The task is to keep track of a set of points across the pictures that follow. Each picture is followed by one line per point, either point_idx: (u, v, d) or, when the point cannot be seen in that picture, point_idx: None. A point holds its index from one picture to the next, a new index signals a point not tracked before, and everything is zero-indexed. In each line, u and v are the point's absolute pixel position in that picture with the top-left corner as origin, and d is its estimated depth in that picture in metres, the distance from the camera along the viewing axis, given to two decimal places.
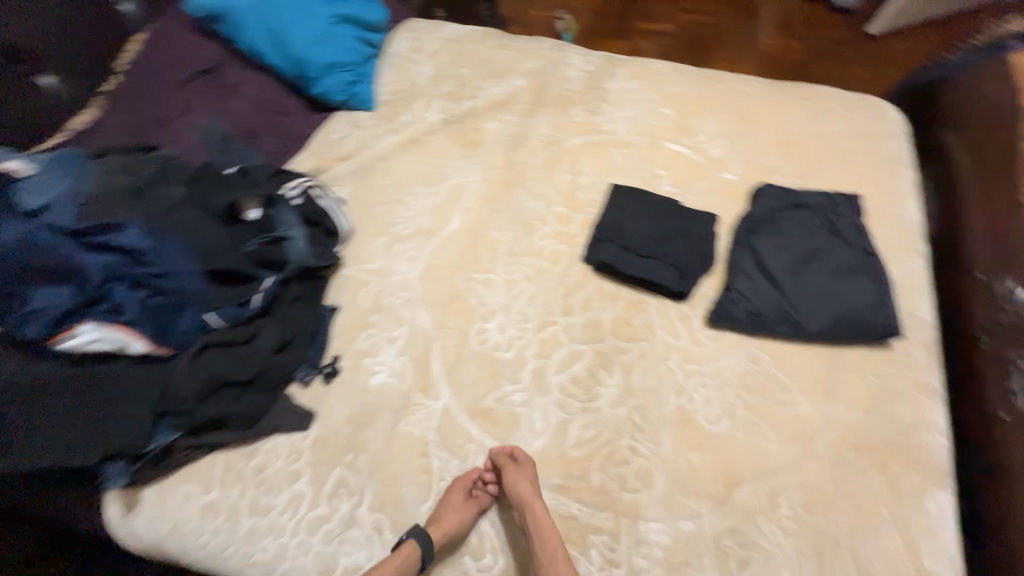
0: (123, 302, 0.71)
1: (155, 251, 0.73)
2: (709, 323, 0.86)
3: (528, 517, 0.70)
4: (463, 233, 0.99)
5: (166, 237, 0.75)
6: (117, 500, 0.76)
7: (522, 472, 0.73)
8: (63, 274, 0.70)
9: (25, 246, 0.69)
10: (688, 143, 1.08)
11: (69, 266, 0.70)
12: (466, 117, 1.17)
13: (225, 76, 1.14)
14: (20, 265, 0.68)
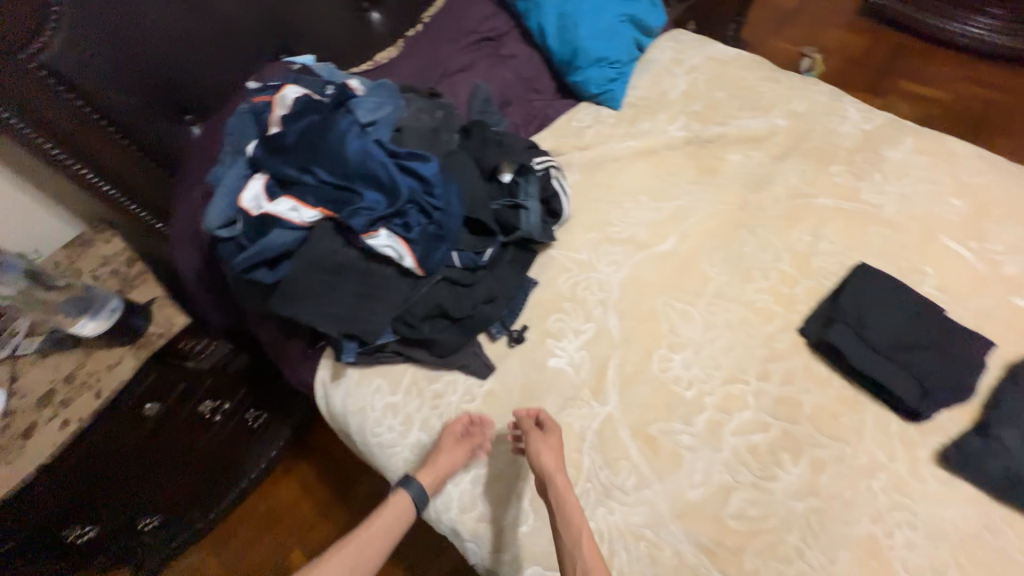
0: (413, 222, 0.79)
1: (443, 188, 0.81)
2: (941, 461, 0.73)
3: (552, 493, 0.71)
4: (674, 256, 0.97)
5: (450, 180, 0.85)
6: (328, 366, 0.92)
7: (547, 443, 0.74)
8: (378, 182, 0.78)
9: (359, 152, 0.79)
10: (973, 247, 0.91)
11: (386, 177, 0.78)
12: (709, 141, 1.12)
13: (504, 47, 1.26)
14: (352, 166, 0.78)
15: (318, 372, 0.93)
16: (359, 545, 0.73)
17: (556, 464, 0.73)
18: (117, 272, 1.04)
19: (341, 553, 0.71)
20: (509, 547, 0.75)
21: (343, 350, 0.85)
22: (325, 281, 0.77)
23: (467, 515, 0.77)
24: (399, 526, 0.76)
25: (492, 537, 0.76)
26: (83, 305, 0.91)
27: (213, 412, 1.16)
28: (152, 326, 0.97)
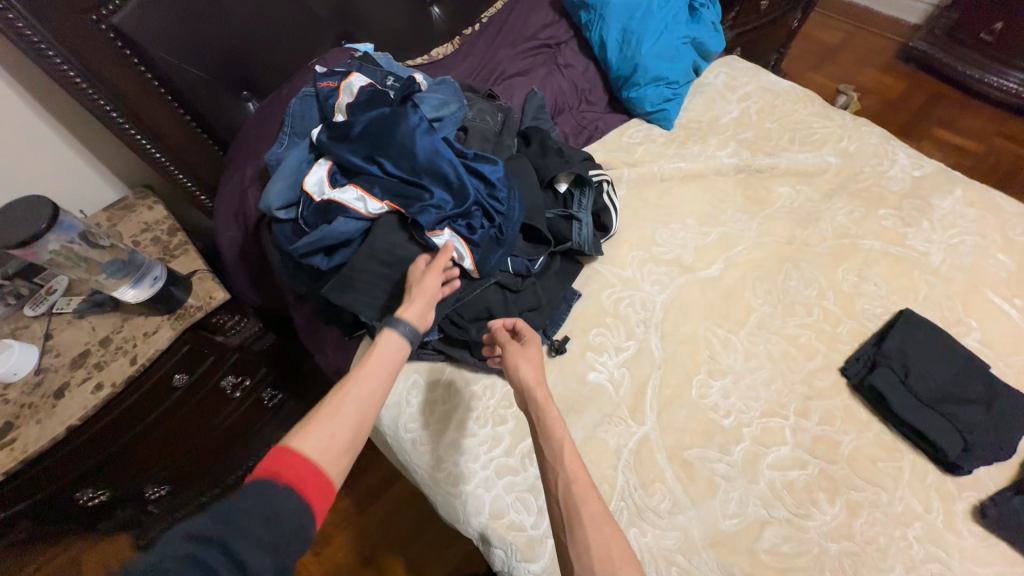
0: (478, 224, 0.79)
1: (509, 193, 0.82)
2: (977, 517, 0.73)
3: (529, 399, 0.64)
4: (718, 282, 0.97)
5: (513, 186, 0.84)
6: (364, 357, 0.93)
7: (526, 355, 0.69)
8: (449, 180, 0.77)
9: (432, 147, 0.78)
10: (1018, 306, 0.91)
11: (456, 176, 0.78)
12: (759, 170, 1.12)
13: (561, 55, 1.27)
14: (423, 160, 0.77)
15: (354, 362, 0.94)
16: (367, 378, 0.57)
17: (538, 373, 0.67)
18: (158, 239, 1.02)
19: (346, 398, 0.55)
20: (539, 557, 0.74)
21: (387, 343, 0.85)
22: (382, 273, 0.77)
23: (497, 521, 0.76)
24: (398, 363, 0.61)
25: (522, 548, 0.75)
26: (128, 269, 0.88)
27: (234, 388, 1.13)
28: (190, 299, 0.96)
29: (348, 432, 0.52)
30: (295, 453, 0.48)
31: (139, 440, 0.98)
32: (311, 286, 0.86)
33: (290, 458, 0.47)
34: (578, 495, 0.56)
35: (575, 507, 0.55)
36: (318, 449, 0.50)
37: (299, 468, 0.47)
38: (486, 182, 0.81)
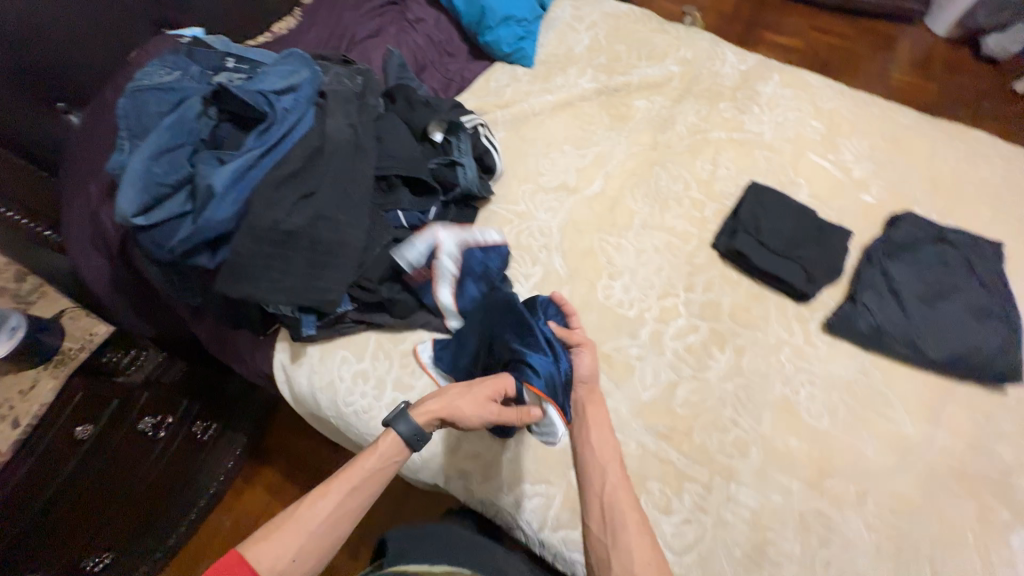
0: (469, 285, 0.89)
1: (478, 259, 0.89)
2: (826, 329, 0.91)
3: (580, 398, 0.75)
4: (601, 196, 1.07)
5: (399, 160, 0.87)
6: (286, 348, 0.91)
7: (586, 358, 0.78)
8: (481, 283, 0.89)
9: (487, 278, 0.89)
10: (832, 159, 1.10)
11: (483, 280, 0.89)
12: (617, 91, 1.22)
13: (410, 11, 1.26)
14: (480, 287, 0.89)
15: (276, 358, 0.92)
16: (349, 491, 0.63)
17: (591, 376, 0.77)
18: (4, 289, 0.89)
19: (316, 508, 0.62)
20: (496, 473, 0.82)
21: (302, 324, 0.83)
22: (274, 253, 0.75)
23: (453, 455, 0.84)
24: (386, 474, 0.66)
25: (481, 470, 0.82)
26: None
27: (156, 428, 1.05)
28: (66, 342, 0.87)
29: (311, 550, 0.60)
30: (249, 569, 0.56)
31: (54, 506, 0.88)
32: (205, 293, 0.83)
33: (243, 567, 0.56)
34: (620, 496, 0.66)
35: (614, 504, 0.66)
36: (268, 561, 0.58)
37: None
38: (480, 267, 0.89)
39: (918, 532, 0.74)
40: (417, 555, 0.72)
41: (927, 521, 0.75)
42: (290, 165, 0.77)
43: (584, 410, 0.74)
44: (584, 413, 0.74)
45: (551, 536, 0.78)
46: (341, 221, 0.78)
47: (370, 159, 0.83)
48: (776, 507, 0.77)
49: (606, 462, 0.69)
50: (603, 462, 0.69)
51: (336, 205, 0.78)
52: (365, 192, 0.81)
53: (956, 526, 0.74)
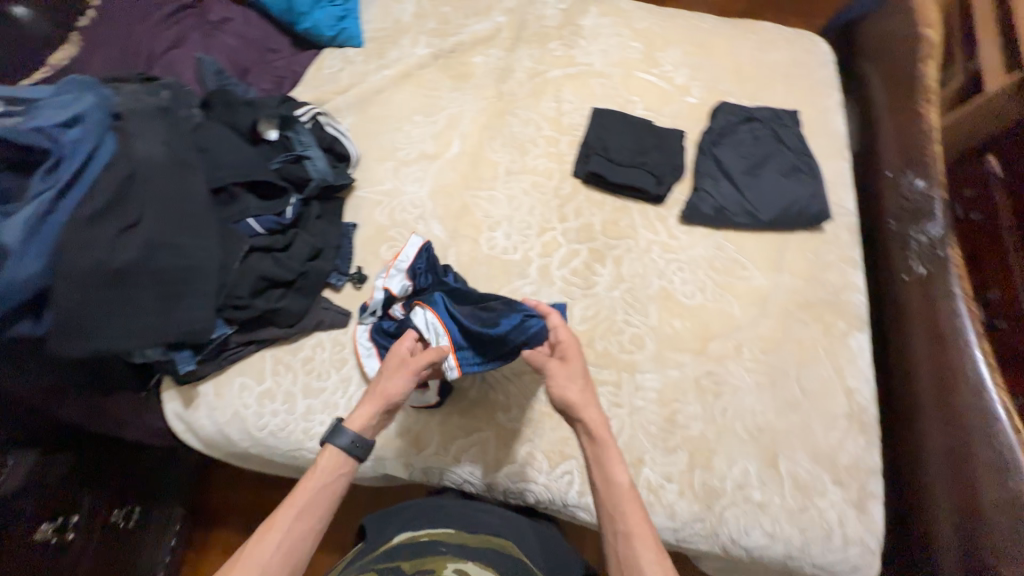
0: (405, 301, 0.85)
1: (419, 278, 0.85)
2: (682, 221, 1.02)
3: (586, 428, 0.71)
4: (463, 156, 1.09)
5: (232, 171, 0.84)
6: (176, 397, 0.87)
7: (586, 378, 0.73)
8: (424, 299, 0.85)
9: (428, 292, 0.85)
10: (656, 73, 1.21)
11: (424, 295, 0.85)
12: (453, 52, 1.23)
13: (212, 11, 1.16)
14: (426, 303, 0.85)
15: (168, 408, 0.87)
16: (296, 514, 0.64)
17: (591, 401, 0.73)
18: None
19: (265, 544, 0.61)
20: (429, 439, 0.85)
21: (178, 362, 0.79)
22: (111, 296, 0.69)
23: (384, 438, 0.85)
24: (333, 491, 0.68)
25: (414, 441, 0.85)
26: None
27: (63, 533, 0.89)
28: None
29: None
30: None
31: None
32: (59, 369, 0.74)
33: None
34: (636, 541, 0.62)
35: (630, 553, 0.62)
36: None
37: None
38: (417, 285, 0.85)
39: (784, 361, 0.89)
40: (403, 532, 0.76)
41: (789, 350, 0.90)
42: (101, 197, 0.71)
43: (596, 449, 0.70)
44: (594, 454, 0.69)
45: (496, 476, 0.83)
46: (182, 245, 0.74)
47: (199, 173, 0.79)
48: (675, 380, 0.87)
49: (620, 503, 0.65)
50: (616, 505, 0.65)
51: (170, 229, 0.74)
52: (203, 207, 0.77)
53: (810, 346, 0.90)
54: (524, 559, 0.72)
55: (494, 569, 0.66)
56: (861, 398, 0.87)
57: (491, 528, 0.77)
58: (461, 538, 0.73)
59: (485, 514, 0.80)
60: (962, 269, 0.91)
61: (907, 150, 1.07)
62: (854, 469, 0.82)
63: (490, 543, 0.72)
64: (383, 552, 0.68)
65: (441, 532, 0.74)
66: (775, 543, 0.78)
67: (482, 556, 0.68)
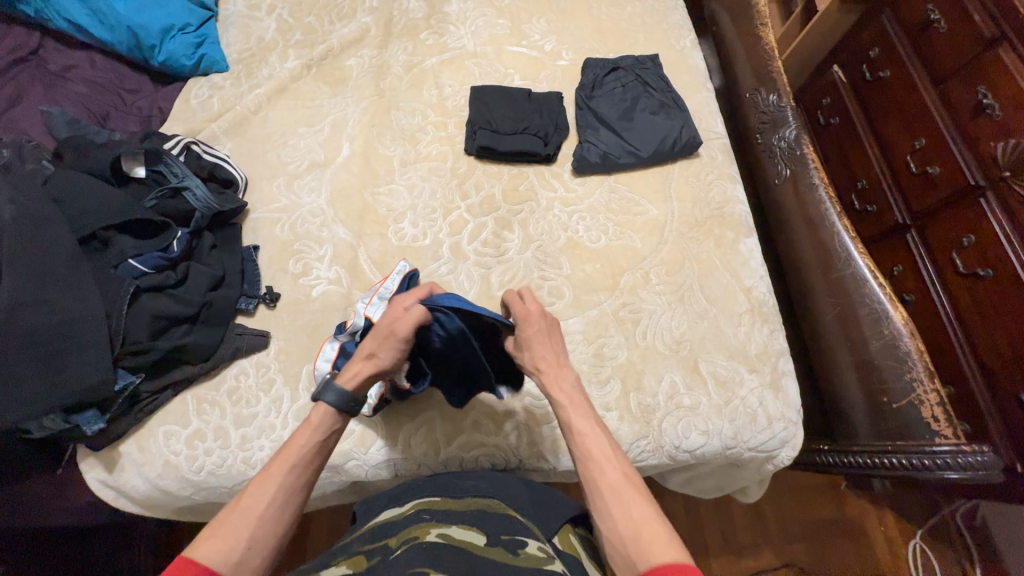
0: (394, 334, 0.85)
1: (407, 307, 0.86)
2: (575, 173, 1.08)
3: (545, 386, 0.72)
4: (354, 157, 1.09)
5: (100, 215, 0.80)
6: (97, 465, 0.81)
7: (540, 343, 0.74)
8: None
9: None
10: (526, 45, 1.25)
11: None
12: (324, 58, 1.21)
13: (52, 61, 1.10)
14: None
15: (91, 478, 0.81)
16: (289, 470, 0.62)
17: (554, 354, 0.75)
18: None
19: (260, 495, 0.59)
20: (374, 436, 0.85)
21: (83, 424, 0.73)
22: None
23: None
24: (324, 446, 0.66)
25: (360, 441, 0.85)
26: None
27: None
28: None
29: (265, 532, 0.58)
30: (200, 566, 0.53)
31: None
32: None
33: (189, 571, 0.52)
34: (592, 463, 0.64)
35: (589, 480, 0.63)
36: (220, 557, 0.54)
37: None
38: None
39: (686, 278, 0.97)
40: (382, 513, 0.71)
41: (690, 268, 0.98)
42: None
43: (557, 406, 0.71)
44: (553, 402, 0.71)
45: (448, 452, 0.85)
46: (56, 302, 0.72)
47: (60, 226, 0.76)
48: (596, 319, 0.93)
49: (576, 439, 0.67)
50: (576, 441, 0.67)
51: (37, 289, 0.71)
52: (70, 261, 0.75)
53: (707, 260, 0.99)
54: (515, 513, 0.68)
55: (482, 529, 0.61)
56: (758, 292, 0.97)
57: (477, 491, 0.73)
58: (450, 505, 0.68)
59: (467, 479, 0.76)
60: (818, 162, 1.05)
61: (758, 73, 1.19)
62: (764, 355, 0.91)
63: (478, 504, 0.68)
64: (364, 534, 0.63)
65: (425, 502, 0.69)
66: (712, 439, 0.85)
67: (468, 518, 0.64)
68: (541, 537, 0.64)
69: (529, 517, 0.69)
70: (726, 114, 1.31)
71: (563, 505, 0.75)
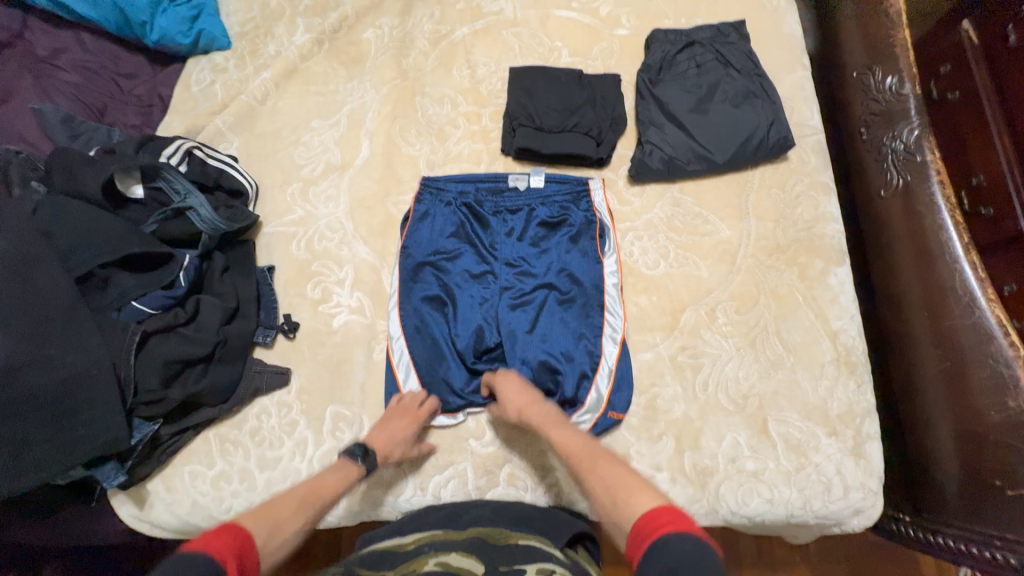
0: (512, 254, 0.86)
1: (512, 248, 0.86)
2: (632, 181, 0.91)
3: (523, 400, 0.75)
4: (376, 157, 0.95)
5: (93, 253, 0.72)
6: (127, 501, 0.79)
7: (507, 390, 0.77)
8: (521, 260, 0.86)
9: (509, 258, 0.86)
10: (577, 7, 1.02)
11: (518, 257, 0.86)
12: (338, 30, 1.03)
13: (37, 42, 0.96)
14: (512, 258, 0.86)
15: (122, 513, 0.80)
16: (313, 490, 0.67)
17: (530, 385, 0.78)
18: None
19: (286, 503, 0.64)
20: (404, 485, 0.79)
21: (103, 479, 0.70)
22: None
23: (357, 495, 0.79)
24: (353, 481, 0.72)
25: (388, 488, 0.79)
26: None
27: None
28: None
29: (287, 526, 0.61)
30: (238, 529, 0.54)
31: None
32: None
33: (230, 530, 0.54)
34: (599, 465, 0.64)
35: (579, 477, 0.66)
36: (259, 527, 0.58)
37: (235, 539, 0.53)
38: (512, 258, 0.86)
39: (760, 317, 0.83)
40: (382, 538, 0.67)
41: (766, 304, 0.84)
42: None
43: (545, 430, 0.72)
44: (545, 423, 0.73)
45: None
46: (56, 357, 0.66)
47: (53, 267, 0.69)
48: (650, 363, 0.83)
49: (546, 432, 0.72)
50: (576, 454, 0.68)
51: (31, 345, 0.65)
52: (68, 306, 0.68)
53: (788, 296, 0.84)
54: (518, 539, 0.63)
55: (481, 557, 0.57)
56: (847, 337, 0.82)
57: (483, 521, 0.68)
58: (447, 535, 0.64)
59: (471, 509, 0.72)
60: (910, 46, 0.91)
61: (870, 46, 0.94)
62: (848, 416, 0.78)
63: (479, 533, 0.63)
64: (366, 556, 0.60)
65: (427, 534, 0.65)
66: (776, 508, 0.75)
67: (468, 547, 0.60)
68: (545, 560, 0.58)
69: (536, 538, 0.64)
70: (820, 98, 1.07)
71: (569, 524, 0.70)
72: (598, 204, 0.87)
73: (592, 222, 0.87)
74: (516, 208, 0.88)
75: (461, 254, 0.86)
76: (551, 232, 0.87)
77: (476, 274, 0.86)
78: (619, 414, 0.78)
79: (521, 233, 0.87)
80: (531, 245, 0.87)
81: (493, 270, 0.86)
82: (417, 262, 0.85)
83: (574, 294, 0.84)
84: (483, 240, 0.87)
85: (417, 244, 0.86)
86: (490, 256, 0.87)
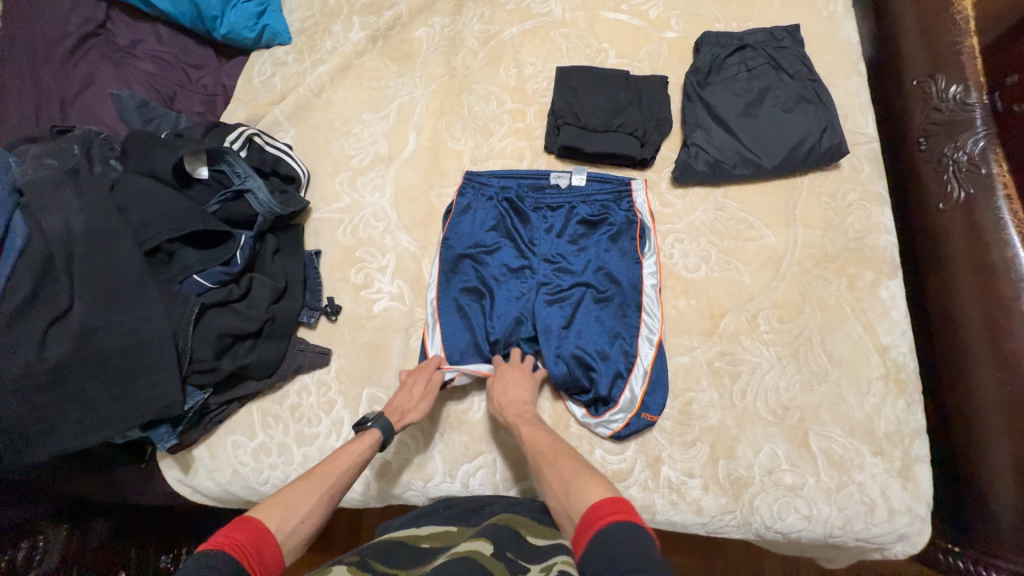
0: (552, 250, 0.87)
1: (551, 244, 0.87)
2: (675, 183, 0.91)
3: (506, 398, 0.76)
4: (422, 150, 0.97)
5: (159, 228, 0.76)
6: (174, 464, 0.84)
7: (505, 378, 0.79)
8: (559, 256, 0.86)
9: (547, 253, 0.87)
10: (627, 9, 1.02)
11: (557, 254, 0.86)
12: (391, 28, 1.07)
13: (119, 34, 1.04)
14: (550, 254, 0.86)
15: (170, 476, 0.84)
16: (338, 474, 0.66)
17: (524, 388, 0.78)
18: None
19: (308, 487, 0.63)
20: (433, 471, 0.81)
21: (159, 441, 0.76)
22: (56, 397, 0.67)
23: (388, 477, 0.81)
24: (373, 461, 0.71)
25: (418, 472, 0.81)
26: None
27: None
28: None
29: (310, 516, 0.61)
30: (252, 524, 0.56)
31: None
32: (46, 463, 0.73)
33: (243, 525, 0.56)
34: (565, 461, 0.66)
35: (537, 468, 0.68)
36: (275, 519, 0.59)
37: (248, 534, 0.55)
38: (551, 254, 0.86)
39: (804, 326, 0.81)
40: (397, 529, 0.67)
41: (811, 314, 0.81)
42: (23, 287, 0.67)
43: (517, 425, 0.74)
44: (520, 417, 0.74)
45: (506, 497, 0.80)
46: (125, 323, 0.71)
47: (125, 240, 0.73)
48: (686, 366, 0.81)
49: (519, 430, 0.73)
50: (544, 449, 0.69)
51: (104, 311, 0.70)
52: (136, 277, 0.73)
53: (835, 307, 0.81)
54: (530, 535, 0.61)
55: (491, 538, 0.56)
56: (898, 353, 0.78)
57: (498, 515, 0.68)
58: (458, 533, 0.63)
59: (489, 504, 0.72)
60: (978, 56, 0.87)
61: (934, 53, 0.90)
62: (895, 435, 0.75)
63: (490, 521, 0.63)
64: (380, 545, 0.59)
65: (441, 531, 0.64)
66: (814, 525, 0.73)
67: (477, 534, 0.59)
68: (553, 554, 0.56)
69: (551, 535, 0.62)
70: (877, 106, 1.03)
71: None
72: (640, 204, 0.87)
73: (633, 223, 0.86)
74: (556, 205, 0.88)
75: (501, 249, 0.87)
76: (591, 231, 0.87)
77: (515, 268, 0.87)
78: (653, 416, 0.77)
79: (559, 231, 0.87)
80: (570, 242, 0.87)
81: (532, 266, 0.86)
82: (458, 254, 0.87)
83: (612, 293, 0.83)
84: (522, 235, 0.88)
85: (459, 235, 0.88)
86: (528, 252, 0.87)
